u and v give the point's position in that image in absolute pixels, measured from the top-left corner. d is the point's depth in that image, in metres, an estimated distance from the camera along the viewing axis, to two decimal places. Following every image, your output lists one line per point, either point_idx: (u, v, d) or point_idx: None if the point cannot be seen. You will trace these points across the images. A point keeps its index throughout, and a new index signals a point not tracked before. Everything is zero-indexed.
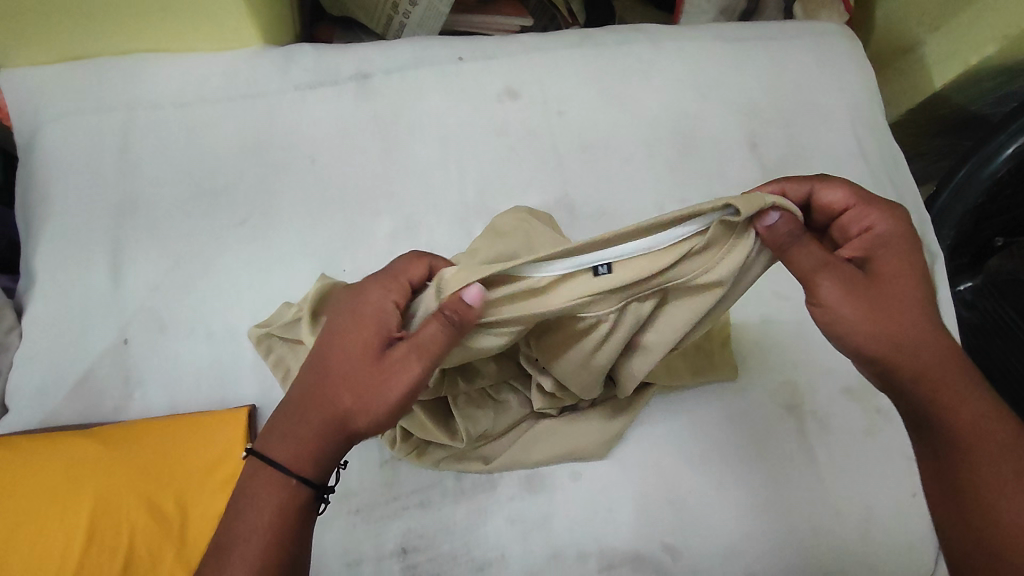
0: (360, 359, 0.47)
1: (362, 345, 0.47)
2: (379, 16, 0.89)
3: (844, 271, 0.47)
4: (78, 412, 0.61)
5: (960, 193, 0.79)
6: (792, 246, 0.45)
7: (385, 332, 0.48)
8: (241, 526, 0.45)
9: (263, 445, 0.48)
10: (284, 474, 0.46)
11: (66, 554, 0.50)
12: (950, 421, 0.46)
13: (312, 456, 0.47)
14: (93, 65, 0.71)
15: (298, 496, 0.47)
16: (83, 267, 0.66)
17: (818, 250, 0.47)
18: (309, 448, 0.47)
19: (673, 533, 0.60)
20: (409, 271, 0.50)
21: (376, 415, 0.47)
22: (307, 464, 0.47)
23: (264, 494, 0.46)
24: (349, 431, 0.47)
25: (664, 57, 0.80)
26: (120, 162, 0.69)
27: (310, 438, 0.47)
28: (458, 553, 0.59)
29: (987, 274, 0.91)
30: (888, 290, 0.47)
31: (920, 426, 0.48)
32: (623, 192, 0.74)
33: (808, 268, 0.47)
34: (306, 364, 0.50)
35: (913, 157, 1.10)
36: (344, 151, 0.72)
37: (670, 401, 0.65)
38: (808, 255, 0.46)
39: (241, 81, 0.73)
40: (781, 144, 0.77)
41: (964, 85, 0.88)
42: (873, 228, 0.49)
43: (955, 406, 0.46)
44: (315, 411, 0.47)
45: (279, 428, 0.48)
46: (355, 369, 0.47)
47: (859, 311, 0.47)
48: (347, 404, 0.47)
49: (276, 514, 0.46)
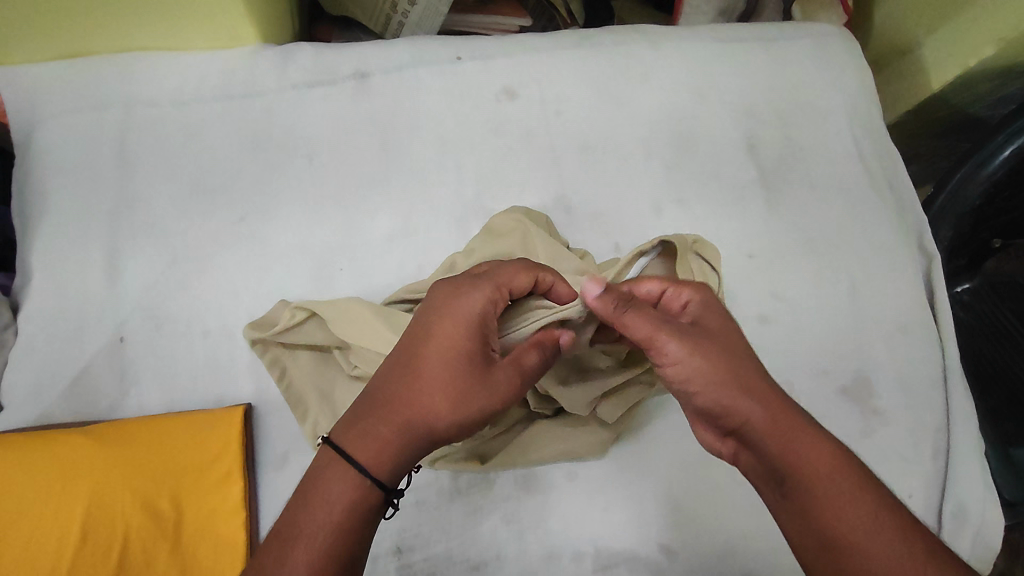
0: (460, 366, 0.48)
1: (461, 352, 0.48)
2: (378, 15, 0.89)
3: (686, 331, 0.47)
4: (74, 410, 0.61)
5: (958, 194, 0.79)
6: (626, 311, 0.47)
7: (482, 344, 0.49)
8: (304, 520, 0.44)
9: (342, 440, 0.46)
10: (361, 473, 0.45)
11: (61, 551, 0.50)
12: (804, 468, 0.43)
13: (395, 457, 0.46)
14: (91, 64, 0.71)
15: (369, 497, 0.45)
16: (80, 265, 0.66)
17: (656, 314, 0.48)
18: (392, 450, 0.46)
19: (669, 534, 0.60)
20: (514, 281, 0.52)
21: (467, 423, 0.48)
22: (388, 466, 0.46)
23: (339, 488, 0.45)
24: (431, 438, 0.48)
25: (662, 58, 0.80)
26: (118, 160, 0.69)
27: (395, 438, 0.47)
28: (453, 552, 0.59)
29: (984, 275, 0.91)
30: (720, 347, 0.47)
31: (776, 478, 0.44)
32: (621, 192, 0.74)
33: (645, 333, 0.47)
34: (392, 359, 0.49)
35: (911, 158, 1.10)
36: (342, 150, 0.72)
37: (668, 402, 0.64)
38: (644, 319, 0.47)
39: (239, 80, 0.73)
40: (779, 145, 0.77)
41: (962, 86, 0.88)
42: (693, 298, 0.51)
43: (795, 453, 0.43)
44: (404, 412, 0.47)
45: (364, 425, 0.47)
46: (457, 376, 0.48)
47: (710, 368, 0.46)
48: (439, 410, 0.47)
49: (347, 512, 0.45)
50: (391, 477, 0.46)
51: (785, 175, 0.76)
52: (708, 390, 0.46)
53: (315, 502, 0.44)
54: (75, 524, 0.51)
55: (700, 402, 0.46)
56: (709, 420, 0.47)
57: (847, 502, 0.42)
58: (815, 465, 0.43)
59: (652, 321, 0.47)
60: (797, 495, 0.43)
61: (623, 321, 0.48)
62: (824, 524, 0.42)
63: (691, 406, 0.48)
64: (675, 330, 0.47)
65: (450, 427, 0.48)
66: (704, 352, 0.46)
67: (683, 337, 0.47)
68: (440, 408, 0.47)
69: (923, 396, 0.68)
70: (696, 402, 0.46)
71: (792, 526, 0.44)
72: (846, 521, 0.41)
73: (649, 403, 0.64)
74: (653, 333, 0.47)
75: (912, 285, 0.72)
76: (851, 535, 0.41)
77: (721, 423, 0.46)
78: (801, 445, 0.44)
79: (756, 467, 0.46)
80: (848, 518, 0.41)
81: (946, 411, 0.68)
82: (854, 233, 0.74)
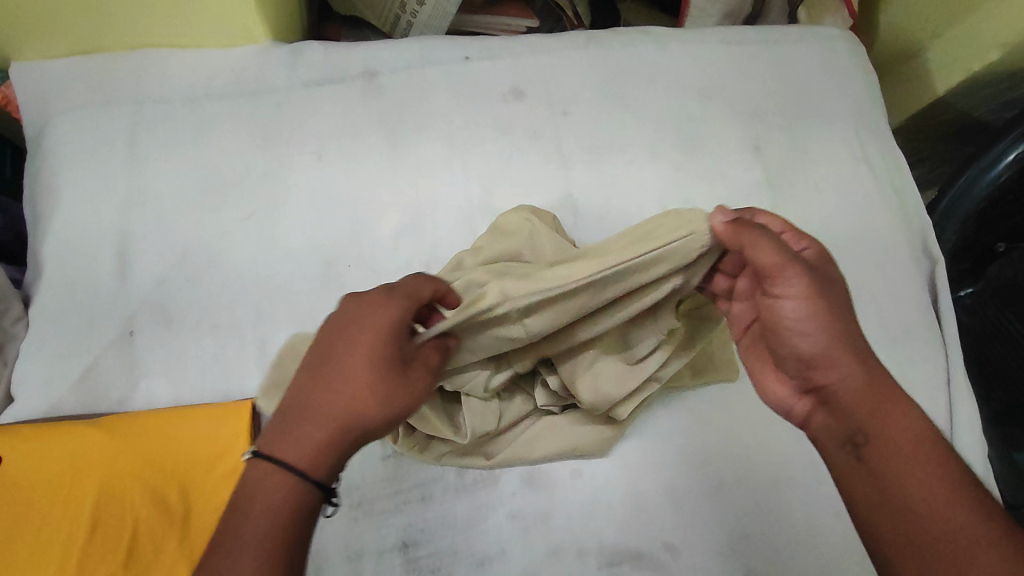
0: (380, 365, 0.47)
1: (381, 352, 0.47)
2: (386, 14, 0.90)
3: (812, 271, 0.48)
4: (84, 403, 0.61)
5: (962, 199, 0.79)
6: (756, 236, 0.48)
7: (398, 341, 0.48)
8: (246, 527, 0.42)
9: (270, 449, 0.45)
10: (299, 477, 0.44)
11: (71, 542, 0.50)
12: (890, 435, 0.44)
13: (329, 460, 0.45)
14: (104, 61, 0.71)
15: (311, 500, 0.44)
16: (90, 259, 0.66)
17: (785, 247, 0.48)
18: (326, 452, 0.45)
19: (673, 532, 0.60)
20: (421, 288, 0.52)
21: (393, 418, 0.48)
22: (325, 467, 0.45)
23: (278, 495, 0.43)
24: (361, 437, 0.47)
25: (669, 59, 0.80)
26: (128, 156, 0.70)
27: (325, 442, 0.45)
28: (458, 548, 0.59)
29: (987, 281, 0.91)
30: (836, 294, 0.48)
31: (856, 442, 0.45)
32: (627, 192, 0.74)
33: (772, 264, 0.47)
34: (308, 368, 0.48)
35: (915, 162, 1.10)
36: (350, 148, 0.72)
37: (672, 401, 0.65)
38: (771, 251, 0.48)
39: (249, 78, 0.73)
40: (785, 147, 0.78)
41: (966, 91, 0.89)
42: (810, 247, 0.52)
43: (883, 419, 0.44)
44: (329, 415, 0.46)
45: (291, 433, 0.45)
46: (377, 375, 0.47)
47: (824, 311, 0.47)
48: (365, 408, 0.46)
49: (291, 514, 0.43)
50: (325, 479, 0.45)
51: (790, 177, 0.76)
52: (816, 332, 0.47)
53: (257, 505, 0.43)
54: (84, 517, 0.51)
55: (803, 341, 0.48)
56: (800, 373, 0.49)
57: (925, 475, 0.42)
58: (904, 432, 0.44)
59: (782, 252, 0.48)
60: (876, 460, 0.44)
61: (754, 243, 0.48)
62: (896, 491, 0.42)
63: (789, 344, 0.49)
64: (803, 269, 0.48)
65: (377, 425, 0.47)
66: (825, 294, 0.47)
67: (810, 275, 0.48)
68: (366, 407, 0.46)
69: (927, 398, 0.68)
70: (800, 343, 0.48)
71: (859, 489, 0.44)
72: (923, 490, 0.42)
73: (655, 402, 0.65)
74: (781, 263, 0.47)
75: (916, 287, 0.73)
76: (926, 509, 0.41)
77: (812, 371, 0.48)
78: (891, 412, 0.45)
79: (835, 430, 0.47)
80: (926, 491, 0.42)
81: (948, 414, 0.68)
82: (859, 235, 0.74)
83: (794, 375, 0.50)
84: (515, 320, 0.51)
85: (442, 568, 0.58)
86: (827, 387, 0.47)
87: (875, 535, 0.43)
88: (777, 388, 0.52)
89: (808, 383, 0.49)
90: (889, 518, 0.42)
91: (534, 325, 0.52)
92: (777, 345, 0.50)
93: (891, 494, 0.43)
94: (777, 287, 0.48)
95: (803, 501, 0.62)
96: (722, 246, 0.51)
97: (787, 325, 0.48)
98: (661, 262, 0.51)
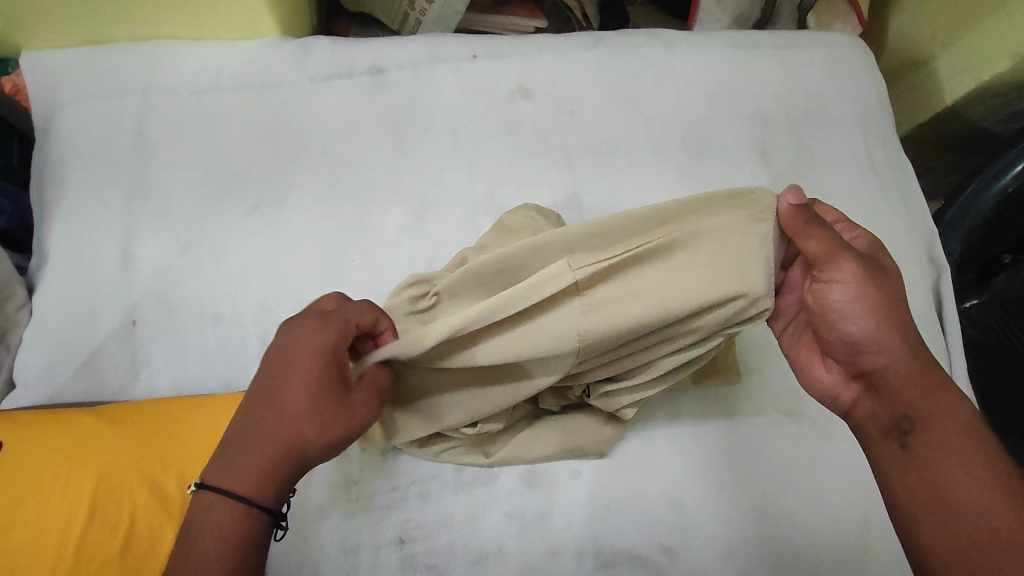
0: (319, 391, 0.50)
1: (318, 380, 0.50)
2: (396, 11, 0.90)
3: (861, 257, 0.52)
4: (84, 390, 0.62)
5: (970, 208, 0.79)
6: (813, 225, 0.52)
7: (335, 370, 0.51)
8: (204, 549, 0.46)
9: (218, 479, 0.48)
10: (244, 503, 0.47)
11: (69, 527, 0.48)
12: (936, 425, 0.47)
13: (271, 485, 0.48)
14: (114, 51, 0.72)
15: (257, 522, 0.48)
16: (94, 247, 0.67)
17: (838, 235, 0.52)
18: (271, 477, 0.48)
19: (670, 535, 0.60)
20: (360, 317, 0.53)
21: (335, 440, 0.50)
22: (271, 490, 0.48)
23: (228, 519, 0.47)
24: (303, 460, 0.50)
25: (677, 61, 0.80)
26: (135, 146, 0.70)
27: (268, 468, 0.48)
28: (456, 545, 0.59)
29: (993, 291, 0.91)
30: (885, 282, 0.52)
31: (902, 429, 0.49)
32: (633, 193, 0.74)
33: (823, 250, 0.51)
34: (252, 396, 0.50)
35: (923, 172, 1.10)
36: (356, 144, 0.72)
37: (674, 405, 0.65)
38: (819, 240, 0.51)
39: (258, 71, 0.74)
40: (792, 151, 0.78)
41: (975, 101, 0.88)
42: (861, 236, 0.56)
43: (932, 409, 0.48)
44: (272, 442, 0.49)
45: (235, 463, 0.48)
46: (318, 401, 0.49)
47: (869, 297, 0.51)
48: (307, 433, 0.49)
49: (241, 543, 0.47)
50: (270, 504, 0.48)
51: (797, 182, 0.76)
52: (865, 317, 0.51)
53: (207, 535, 0.46)
54: (82, 501, 0.50)
55: (852, 327, 0.52)
56: (850, 361, 0.53)
57: (971, 461, 0.45)
58: (948, 421, 0.47)
59: (833, 240, 0.51)
60: (920, 443, 0.47)
61: (805, 234, 0.52)
62: (938, 473, 0.46)
63: (838, 329, 0.53)
64: (854, 255, 0.51)
65: (319, 447, 0.50)
66: (873, 280, 0.51)
67: (859, 261, 0.51)
68: (306, 433, 0.49)
69: None
70: (849, 327, 0.52)
71: (901, 471, 0.48)
72: (962, 479, 0.45)
73: (656, 405, 0.65)
74: (832, 250, 0.51)
75: (921, 295, 0.72)
76: (968, 495, 0.44)
77: (860, 355, 0.52)
78: (938, 402, 0.48)
79: (881, 419, 0.50)
80: (969, 476, 0.45)
81: None
82: None
83: (842, 359, 0.54)
84: (575, 294, 0.52)
85: (438, 565, 0.58)
86: (874, 370, 0.51)
87: (910, 515, 0.46)
88: (826, 375, 0.56)
89: (856, 367, 0.53)
90: (929, 497, 0.45)
91: (586, 311, 0.51)
92: (825, 330, 0.54)
93: (934, 478, 0.46)
94: (827, 272, 0.52)
95: (802, 507, 0.62)
96: (783, 227, 0.53)
97: (836, 310, 0.52)
98: (736, 242, 0.52)
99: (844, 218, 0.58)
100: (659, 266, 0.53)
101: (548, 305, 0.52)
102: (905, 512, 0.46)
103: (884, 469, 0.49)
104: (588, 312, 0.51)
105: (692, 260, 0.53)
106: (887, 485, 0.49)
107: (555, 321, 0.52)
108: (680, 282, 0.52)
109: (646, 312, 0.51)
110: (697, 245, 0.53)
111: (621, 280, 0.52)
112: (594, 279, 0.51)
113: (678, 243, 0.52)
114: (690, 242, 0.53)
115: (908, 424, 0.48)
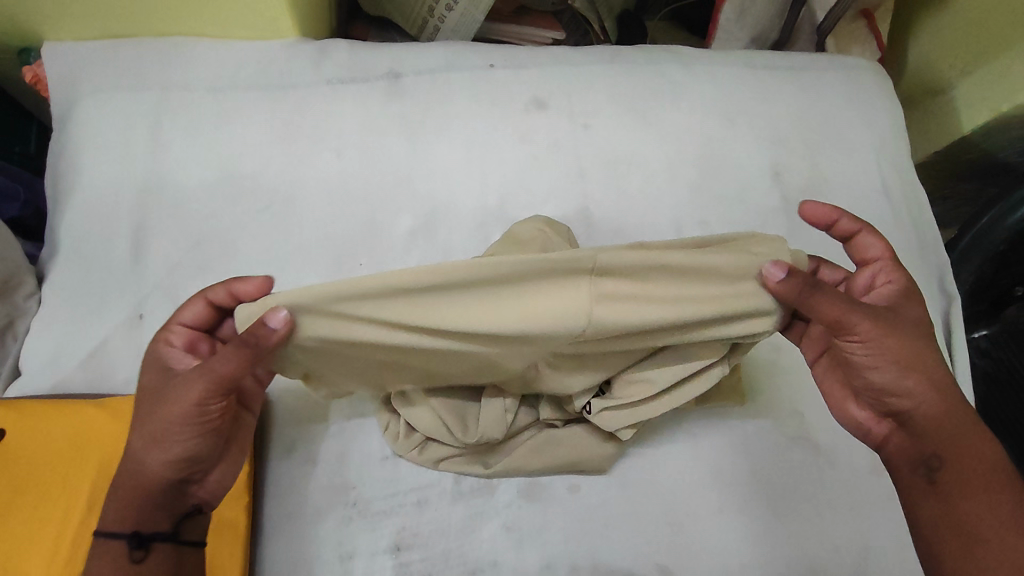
0: (152, 397, 0.50)
1: (152, 386, 0.51)
2: (415, 17, 0.90)
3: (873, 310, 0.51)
4: (88, 382, 0.62)
5: (983, 239, 0.79)
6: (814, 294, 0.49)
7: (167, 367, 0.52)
8: None
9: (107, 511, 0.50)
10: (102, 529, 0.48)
11: (66, 521, 0.50)
12: (963, 464, 0.49)
13: (125, 509, 0.48)
14: (134, 46, 0.72)
15: (111, 550, 0.48)
16: (105, 239, 0.67)
17: (840, 296, 0.50)
18: (119, 503, 0.48)
19: (668, 555, 0.59)
20: (186, 312, 0.55)
21: (174, 440, 0.48)
22: (112, 516, 0.48)
23: (103, 549, 0.48)
24: (148, 475, 0.49)
25: (693, 79, 0.80)
26: (149, 141, 0.71)
27: (122, 494, 0.49)
28: (452, 555, 0.58)
29: (1004, 323, 0.90)
30: (905, 331, 0.51)
31: (930, 467, 0.50)
32: (644, 208, 0.74)
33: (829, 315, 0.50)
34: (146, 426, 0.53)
35: (937, 199, 1.09)
36: (370, 148, 0.73)
37: (678, 425, 0.64)
38: (829, 303, 0.50)
39: (275, 72, 0.74)
40: (805, 173, 0.77)
41: (993, 132, 0.88)
42: (894, 280, 0.56)
43: (961, 448, 0.49)
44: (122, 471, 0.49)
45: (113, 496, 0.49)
46: (147, 409, 0.50)
47: (888, 349, 0.50)
48: (139, 445, 0.49)
49: None
50: (126, 526, 0.48)
51: None
52: (888, 366, 0.50)
53: None
54: (81, 495, 0.51)
55: (875, 376, 0.51)
56: (875, 403, 0.53)
57: (993, 501, 0.47)
58: (976, 461, 0.49)
59: (842, 303, 0.50)
60: (947, 482, 0.49)
61: (812, 300, 0.50)
62: (962, 513, 0.47)
63: (862, 376, 0.52)
64: (868, 312, 0.50)
65: (154, 458, 0.48)
66: (893, 332, 0.50)
67: (873, 317, 0.50)
68: (140, 446, 0.49)
69: None
70: (868, 376, 0.52)
71: (927, 507, 0.49)
72: (989, 519, 0.47)
73: (660, 421, 0.64)
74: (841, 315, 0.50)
75: None
76: (992, 535, 0.46)
77: (886, 398, 0.52)
78: (965, 441, 0.49)
79: (910, 454, 0.51)
80: (993, 517, 0.46)
81: None
82: None
83: (869, 401, 0.54)
84: (589, 289, 0.47)
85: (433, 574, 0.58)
86: (902, 412, 0.51)
87: (937, 553, 0.48)
88: (855, 412, 0.55)
89: (883, 407, 0.53)
90: (954, 534, 0.47)
91: (598, 307, 0.47)
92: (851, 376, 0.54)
93: (960, 518, 0.47)
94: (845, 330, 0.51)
95: (801, 534, 0.61)
96: (785, 301, 0.51)
97: (855, 362, 0.52)
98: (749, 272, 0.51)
99: (889, 258, 0.58)
100: (660, 282, 0.49)
101: (561, 297, 0.47)
102: (931, 547, 0.49)
103: (912, 505, 0.51)
104: (599, 303, 0.47)
105: (703, 280, 0.50)
106: (913, 518, 0.50)
107: (564, 310, 0.47)
108: (687, 293, 0.50)
109: (649, 319, 0.49)
110: (709, 272, 0.50)
111: (619, 290, 0.48)
112: (612, 273, 0.48)
113: (703, 264, 0.49)
114: (701, 268, 0.49)
115: (936, 462, 0.50)
